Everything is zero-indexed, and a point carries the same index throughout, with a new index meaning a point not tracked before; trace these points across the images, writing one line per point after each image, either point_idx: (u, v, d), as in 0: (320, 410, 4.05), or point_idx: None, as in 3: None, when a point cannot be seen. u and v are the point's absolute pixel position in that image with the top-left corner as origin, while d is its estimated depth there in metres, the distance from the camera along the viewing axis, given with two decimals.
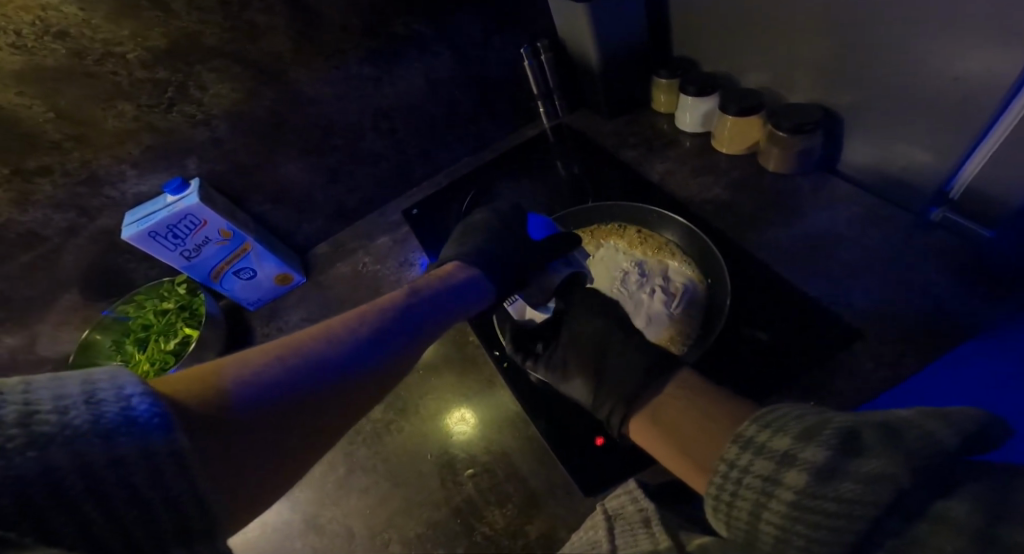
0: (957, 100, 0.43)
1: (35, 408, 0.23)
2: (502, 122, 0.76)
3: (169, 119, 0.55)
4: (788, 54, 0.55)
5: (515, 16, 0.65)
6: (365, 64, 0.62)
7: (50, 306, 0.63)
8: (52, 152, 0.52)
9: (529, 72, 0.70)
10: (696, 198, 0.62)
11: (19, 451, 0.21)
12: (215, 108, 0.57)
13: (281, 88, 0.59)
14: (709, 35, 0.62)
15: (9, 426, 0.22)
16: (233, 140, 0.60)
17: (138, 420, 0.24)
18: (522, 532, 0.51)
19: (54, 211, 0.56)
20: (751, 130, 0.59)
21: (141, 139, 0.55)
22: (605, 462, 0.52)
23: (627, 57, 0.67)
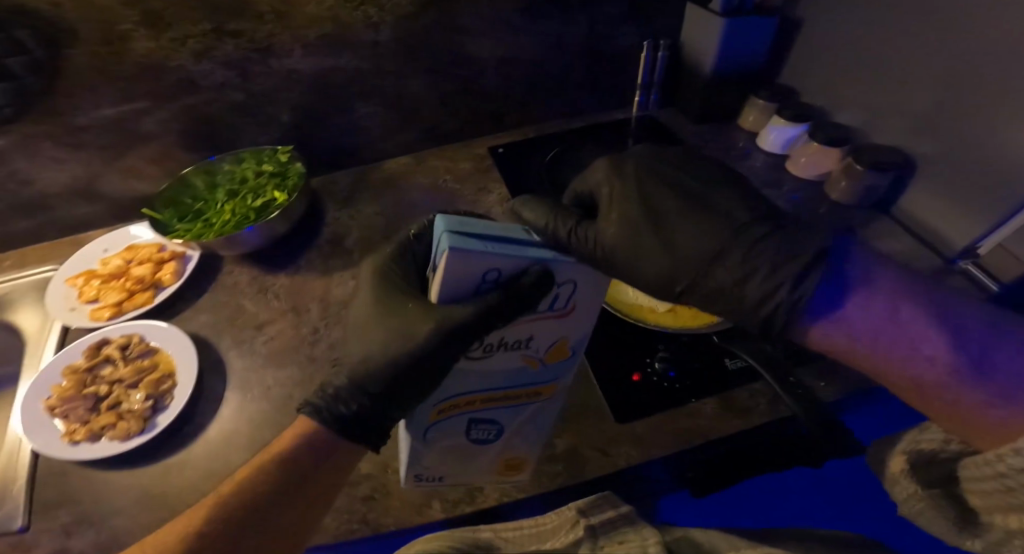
0: (1008, 168, 0.54)
1: (498, 234, 0.36)
2: (600, 98, 0.84)
3: (353, 16, 0.65)
4: (883, 106, 0.65)
5: (650, 8, 0.73)
6: (517, 12, 0.70)
7: (172, 134, 0.70)
8: (254, 12, 0.61)
9: (643, 61, 0.78)
10: (762, 206, 0.69)
11: (492, 249, 0.35)
12: (389, 16, 0.66)
13: (444, 13, 0.68)
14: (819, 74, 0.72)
15: (491, 240, 0.36)
16: (388, 46, 0.69)
17: (517, 261, 0.35)
18: (550, 443, 0.58)
19: (220, 67, 0.65)
20: (825, 159, 0.69)
21: (324, 27, 0.65)
22: (640, 394, 0.60)
23: (731, 73, 0.75)
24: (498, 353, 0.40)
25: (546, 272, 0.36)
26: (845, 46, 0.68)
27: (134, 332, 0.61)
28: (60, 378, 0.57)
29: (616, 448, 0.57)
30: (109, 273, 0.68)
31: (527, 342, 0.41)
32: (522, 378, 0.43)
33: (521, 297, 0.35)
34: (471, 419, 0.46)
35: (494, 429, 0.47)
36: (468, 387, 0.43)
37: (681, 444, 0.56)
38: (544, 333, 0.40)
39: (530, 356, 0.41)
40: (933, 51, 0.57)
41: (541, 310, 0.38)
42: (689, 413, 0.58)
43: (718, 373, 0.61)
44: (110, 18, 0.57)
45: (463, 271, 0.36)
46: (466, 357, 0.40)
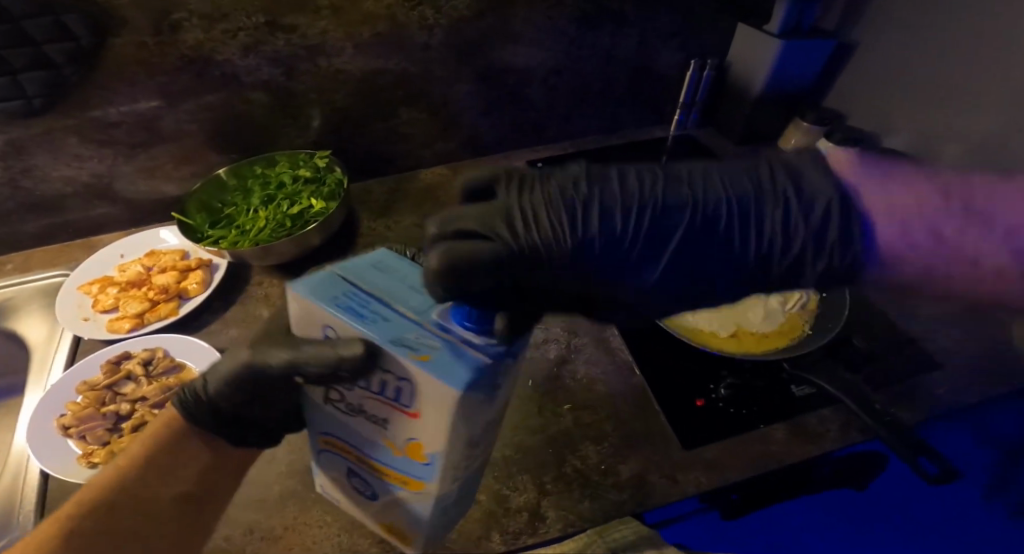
0: None
1: (374, 288, 0.34)
2: (640, 114, 0.83)
3: (409, 15, 0.63)
4: (938, 130, 0.66)
5: (699, 28, 0.75)
6: (571, 25, 0.70)
7: (205, 135, 0.67)
8: (312, 7, 0.60)
9: (687, 80, 0.79)
10: None
11: (347, 294, 0.33)
12: (445, 19, 0.65)
13: (501, 21, 0.67)
14: (869, 99, 0.74)
15: (367, 288, 0.34)
16: (440, 50, 0.68)
17: (354, 329, 0.32)
18: (613, 470, 0.54)
19: (266, 63, 0.63)
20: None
21: (377, 26, 0.63)
22: (707, 420, 0.57)
23: (777, 96, 0.76)
24: (359, 418, 0.37)
25: (368, 349, 0.30)
26: (897, 74, 0.69)
27: (159, 345, 0.57)
28: (76, 395, 0.53)
29: (684, 474, 0.54)
30: (128, 281, 0.64)
31: (383, 424, 0.35)
32: (383, 457, 0.38)
33: (340, 344, 0.31)
34: (350, 469, 0.42)
35: (370, 491, 0.42)
36: (341, 431, 0.39)
37: (754, 472, 0.53)
38: (397, 425, 0.34)
39: (390, 439, 0.36)
40: (986, 77, 0.59)
41: (373, 391, 0.33)
42: (759, 439, 0.55)
43: (787, 400, 0.57)
44: (164, 7, 0.55)
45: (308, 316, 0.34)
46: (332, 403, 0.38)
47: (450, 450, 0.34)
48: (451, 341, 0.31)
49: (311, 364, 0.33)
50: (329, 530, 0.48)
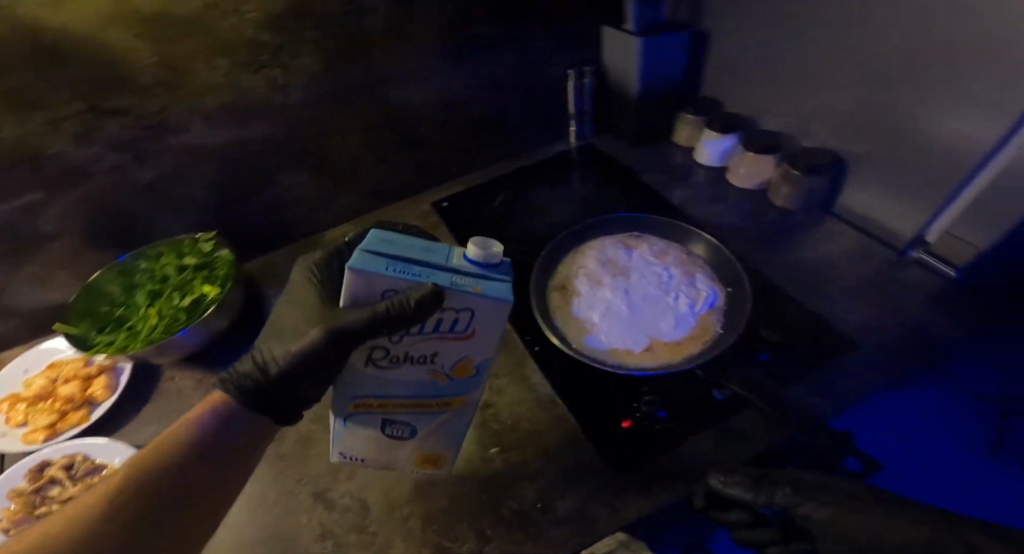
0: (940, 161, 0.57)
1: (412, 257, 0.40)
2: (535, 135, 0.87)
3: (254, 79, 0.61)
4: (808, 109, 0.69)
5: (571, 42, 0.77)
6: (438, 58, 0.69)
7: (68, 238, 0.63)
8: (139, 86, 0.56)
9: (570, 91, 0.82)
10: (713, 222, 0.73)
11: (395, 264, 0.39)
12: (299, 76, 0.63)
13: (359, 72, 0.66)
14: (738, 81, 0.77)
15: (409, 255, 0.40)
16: (303, 108, 0.66)
17: (415, 282, 0.38)
18: (551, 506, 0.53)
19: (111, 151, 0.59)
20: (764, 167, 0.72)
21: (222, 96, 0.60)
22: (637, 442, 0.55)
23: (657, 96, 0.81)
24: (406, 365, 0.44)
25: (435, 293, 0.37)
26: (761, 56, 0.72)
27: (78, 452, 0.55)
28: (8, 502, 0.51)
29: (623, 501, 0.52)
30: (34, 395, 0.61)
31: (431, 358, 0.43)
32: (425, 392, 0.45)
33: (404, 297, 0.37)
34: (384, 421, 0.47)
35: (407, 430, 0.48)
36: (378, 388, 0.45)
37: (693, 490, 0.51)
38: (447, 351, 0.43)
39: (436, 370, 0.44)
40: (842, 55, 0.62)
41: (428, 330, 0.41)
42: (689, 455, 0.53)
43: (708, 406, 0.55)
44: None
45: (361, 286, 0.40)
46: (376, 363, 0.44)
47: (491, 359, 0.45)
48: (479, 276, 0.41)
49: (379, 322, 0.38)
50: None
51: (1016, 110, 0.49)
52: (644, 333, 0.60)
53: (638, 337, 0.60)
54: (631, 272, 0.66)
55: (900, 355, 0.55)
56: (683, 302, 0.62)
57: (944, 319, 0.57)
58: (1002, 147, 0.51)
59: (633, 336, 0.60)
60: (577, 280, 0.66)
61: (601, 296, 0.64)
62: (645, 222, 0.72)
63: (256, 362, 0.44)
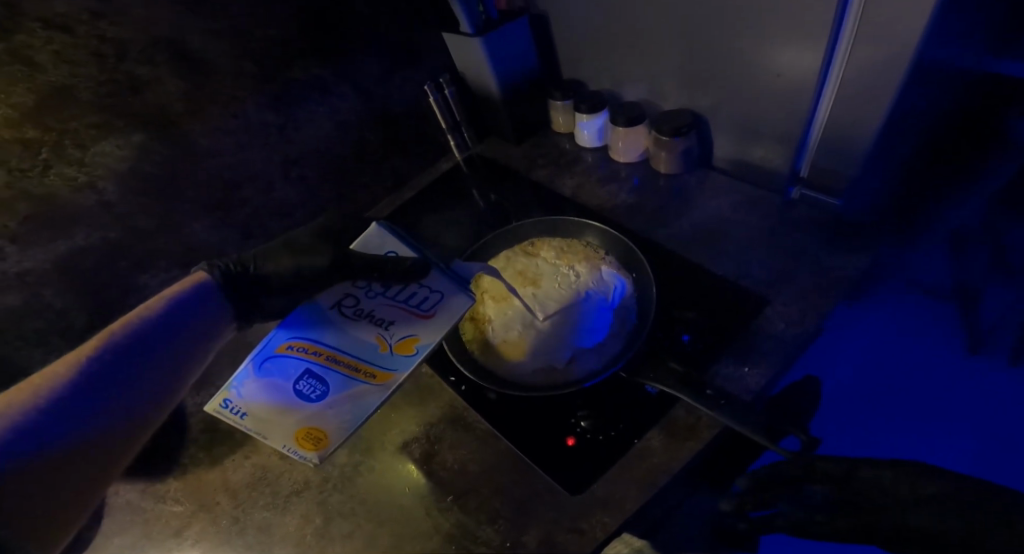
0: (783, 89, 0.58)
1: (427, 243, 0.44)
2: (415, 159, 0.84)
3: (45, 183, 0.52)
4: (652, 75, 0.70)
5: (405, 59, 0.75)
6: (267, 110, 0.66)
7: None
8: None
9: (435, 106, 0.80)
10: (607, 204, 0.72)
11: (405, 237, 0.43)
12: (102, 167, 0.55)
13: (177, 144, 0.59)
14: (586, 58, 0.77)
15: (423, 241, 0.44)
16: (127, 202, 0.58)
17: (411, 253, 0.41)
18: (519, 543, 0.49)
19: None
20: (639, 138, 0.72)
21: (16, 209, 0.52)
22: (584, 455, 0.53)
23: (522, 87, 0.79)
24: (361, 323, 0.41)
25: (424, 267, 0.40)
26: (597, 29, 0.72)
27: None
28: None
29: (587, 519, 0.49)
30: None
31: (387, 325, 0.41)
32: (363, 356, 0.40)
33: (401, 262, 0.40)
34: (304, 370, 0.40)
35: (314, 391, 0.40)
36: (319, 331, 0.40)
37: (649, 490, 0.49)
38: (406, 324, 0.41)
39: (382, 337, 0.40)
40: (661, 12, 0.62)
41: (400, 297, 0.41)
42: (638, 454, 0.51)
43: (644, 404, 0.54)
44: None
45: (371, 245, 0.43)
46: (337, 307, 0.41)
47: None
48: (464, 279, 0.43)
49: (369, 265, 0.41)
50: None
51: (825, 36, 0.50)
52: (571, 341, 0.57)
53: (567, 346, 0.57)
54: (556, 275, 0.63)
55: (814, 293, 0.56)
56: (594, 298, 0.59)
57: (837, 251, 0.58)
58: (833, 61, 0.52)
59: (558, 338, 0.57)
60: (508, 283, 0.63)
61: (528, 295, 0.61)
62: (546, 223, 0.70)
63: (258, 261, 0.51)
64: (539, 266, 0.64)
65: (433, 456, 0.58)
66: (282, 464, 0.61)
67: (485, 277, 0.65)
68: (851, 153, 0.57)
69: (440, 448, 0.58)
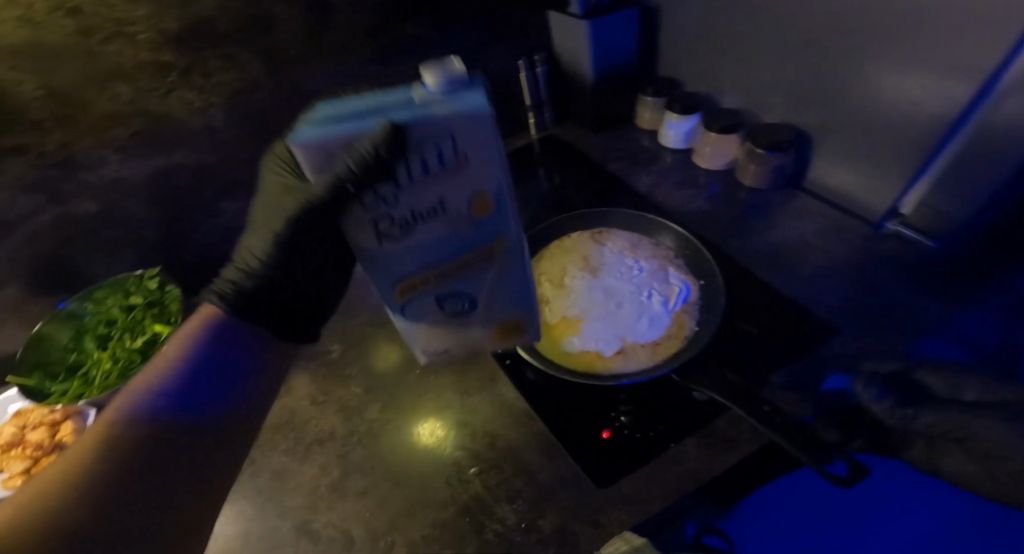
0: (907, 126, 0.55)
1: (361, 113, 0.33)
2: (492, 131, 0.85)
3: (164, 103, 0.56)
4: (759, 84, 0.68)
5: (509, 31, 0.75)
6: (370, 64, 0.68)
7: None
8: (33, 123, 0.51)
9: (524, 82, 0.79)
10: (682, 207, 0.70)
11: (335, 127, 0.32)
12: (215, 95, 0.58)
13: (284, 84, 0.62)
14: (691, 61, 0.75)
15: (348, 117, 0.32)
16: (229, 130, 0.62)
17: (368, 125, 0.31)
18: (534, 526, 0.49)
19: (22, 193, 0.54)
20: (729, 146, 0.70)
21: (133, 123, 0.55)
22: (615, 450, 0.52)
23: (615, 78, 0.78)
24: (422, 225, 0.38)
25: (390, 134, 0.31)
26: (709, 30, 0.70)
27: None
28: None
29: (606, 514, 0.49)
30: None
31: (441, 205, 0.37)
32: (461, 242, 0.40)
33: (365, 159, 0.31)
34: (436, 294, 0.45)
35: (467, 304, 0.47)
36: (408, 266, 0.41)
37: (673, 496, 0.48)
38: (453, 193, 0.36)
39: (455, 218, 0.38)
40: (784, 25, 0.60)
41: (414, 176, 0.35)
42: (670, 459, 0.50)
43: (690, 411, 0.53)
44: None
45: (322, 158, 0.33)
46: (383, 233, 0.38)
47: (506, 177, 0.37)
48: (446, 96, 0.33)
49: (350, 183, 0.33)
50: None
51: (975, 80, 0.47)
52: (625, 337, 0.56)
53: (618, 341, 0.56)
54: (620, 270, 0.62)
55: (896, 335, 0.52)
56: (656, 301, 0.58)
57: (925, 296, 0.55)
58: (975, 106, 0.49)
59: (614, 333, 0.56)
60: (569, 272, 0.63)
61: (590, 287, 0.60)
62: (615, 214, 0.68)
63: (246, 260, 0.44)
64: (605, 258, 0.63)
65: (465, 425, 0.58)
66: (312, 411, 0.64)
67: (549, 261, 0.65)
68: (964, 199, 0.54)
69: (472, 420, 0.59)
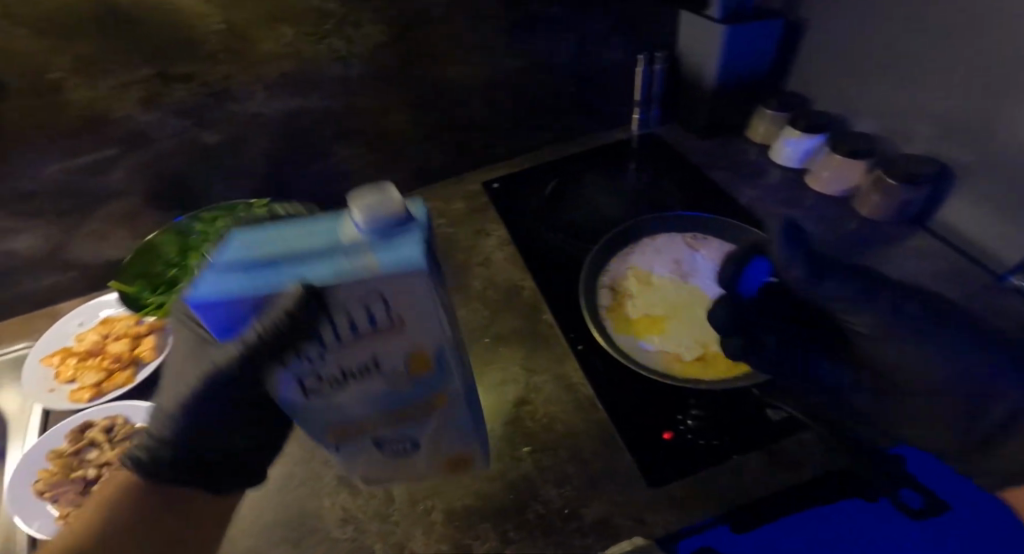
0: None
1: (267, 256, 0.26)
2: (596, 121, 0.84)
3: (316, 49, 0.60)
4: (900, 107, 0.65)
5: (636, 22, 0.74)
6: (499, 36, 0.68)
7: (106, 203, 0.64)
8: (208, 54, 0.56)
9: (638, 76, 0.79)
10: (786, 226, 0.68)
11: (254, 276, 0.25)
12: (358, 48, 0.62)
13: (419, 44, 0.65)
14: (830, 76, 0.72)
15: (259, 251, 0.26)
16: (361, 81, 0.65)
17: (284, 283, 0.24)
18: (577, 514, 0.48)
19: (175, 116, 0.59)
20: (851, 173, 0.67)
21: (284, 65, 0.60)
22: (677, 454, 0.51)
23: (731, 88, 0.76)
24: (354, 385, 0.31)
25: (307, 300, 0.24)
26: (854, 46, 0.68)
27: (121, 413, 0.57)
28: (46, 463, 0.52)
29: (650, 513, 0.48)
30: (86, 350, 0.63)
31: (376, 367, 0.30)
32: (402, 396, 0.33)
33: (293, 318, 0.25)
34: (375, 439, 0.37)
35: (408, 443, 0.39)
36: (343, 413, 0.33)
37: (724, 506, 0.48)
38: (393, 350, 0.29)
39: (394, 374, 0.31)
40: (941, 46, 0.57)
41: (346, 334, 0.28)
42: (730, 471, 0.49)
43: (767, 432, 0.51)
44: (37, 68, 0.50)
45: (226, 316, 0.27)
46: (308, 393, 0.31)
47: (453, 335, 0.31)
48: (370, 239, 0.26)
49: (277, 346, 0.27)
50: None
51: None
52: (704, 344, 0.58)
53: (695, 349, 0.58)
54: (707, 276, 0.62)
55: None
56: None
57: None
58: None
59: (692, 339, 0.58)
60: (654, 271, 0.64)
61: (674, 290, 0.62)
62: (716, 221, 0.68)
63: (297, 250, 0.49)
64: (698, 263, 0.64)
65: (525, 401, 0.57)
66: None
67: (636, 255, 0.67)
68: None
69: (534, 396, 0.58)
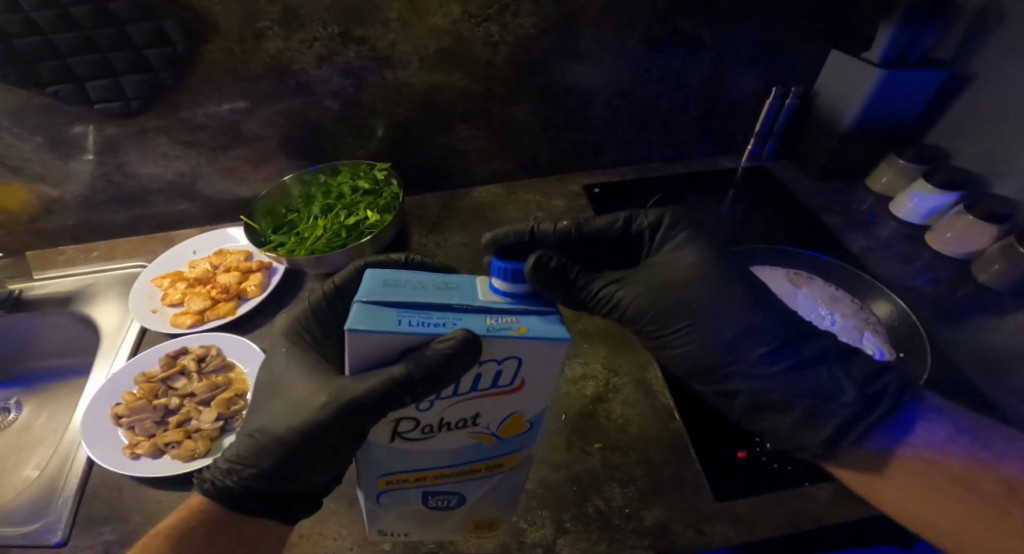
0: None
1: (426, 304, 0.32)
2: (708, 145, 0.84)
3: (473, 31, 0.64)
4: None
5: (773, 54, 0.74)
6: (640, 46, 0.70)
7: (255, 142, 0.69)
8: (381, 21, 0.61)
9: (766, 108, 0.79)
10: (897, 280, 0.66)
11: (414, 323, 0.31)
12: (510, 36, 0.66)
13: (565, 42, 0.67)
14: (984, 137, 0.71)
15: (417, 303, 0.32)
16: (503, 67, 0.68)
17: (443, 332, 0.30)
18: (637, 514, 0.48)
19: (337, 75, 0.65)
20: (979, 237, 0.66)
21: (442, 41, 0.64)
22: (750, 476, 0.50)
23: (865, 132, 0.76)
24: (445, 431, 0.36)
25: (471, 346, 0.30)
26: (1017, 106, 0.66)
27: (215, 344, 0.59)
28: (133, 384, 0.55)
29: (710, 526, 0.47)
30: (196, 277, 0.68)
31: (474, 418, 0.36)
32: (474, 455, 0.38)
33: (443, 370, 0.30)
34: (423, 493, 0.40)
35: (454, 500, 0.41)
36: (419, 462, 0.38)
37: (787, 532, 0.47)
38: (493, 410, 0.36)
39: (481, 432, 0.37)
40: None
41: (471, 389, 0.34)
42: (801, 497, 0.48)
43: (852, 479, 0.50)
44: (252, 15, 0.58)
45: (373, 347, 0.32)
46: (399, 432, 0.36)
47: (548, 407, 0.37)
48: (519, 293, 0.33)
49: (407, 388, 0.31)
50: (342, 545, 0.45)
51: None
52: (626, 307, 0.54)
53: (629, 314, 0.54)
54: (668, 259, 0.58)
55: None
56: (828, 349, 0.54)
57: None
58: None
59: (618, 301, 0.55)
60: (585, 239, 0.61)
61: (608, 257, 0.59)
62: (827, 262, 0.66)
63: (404, 256, 0.49)
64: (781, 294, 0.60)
65: (601, 399, 0.58)
66: None
67: None
68: None
69: (608, 394, 0.58)
